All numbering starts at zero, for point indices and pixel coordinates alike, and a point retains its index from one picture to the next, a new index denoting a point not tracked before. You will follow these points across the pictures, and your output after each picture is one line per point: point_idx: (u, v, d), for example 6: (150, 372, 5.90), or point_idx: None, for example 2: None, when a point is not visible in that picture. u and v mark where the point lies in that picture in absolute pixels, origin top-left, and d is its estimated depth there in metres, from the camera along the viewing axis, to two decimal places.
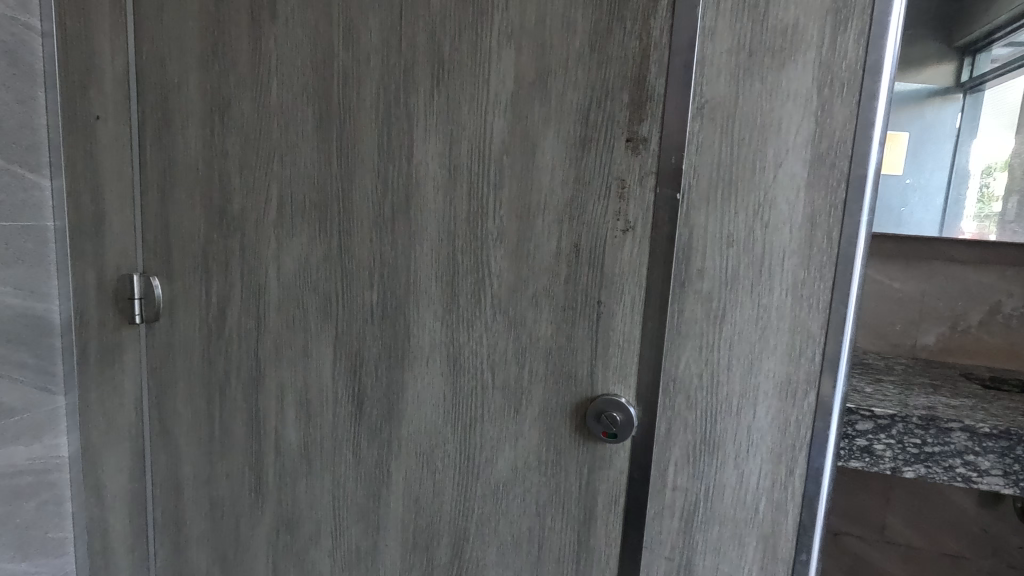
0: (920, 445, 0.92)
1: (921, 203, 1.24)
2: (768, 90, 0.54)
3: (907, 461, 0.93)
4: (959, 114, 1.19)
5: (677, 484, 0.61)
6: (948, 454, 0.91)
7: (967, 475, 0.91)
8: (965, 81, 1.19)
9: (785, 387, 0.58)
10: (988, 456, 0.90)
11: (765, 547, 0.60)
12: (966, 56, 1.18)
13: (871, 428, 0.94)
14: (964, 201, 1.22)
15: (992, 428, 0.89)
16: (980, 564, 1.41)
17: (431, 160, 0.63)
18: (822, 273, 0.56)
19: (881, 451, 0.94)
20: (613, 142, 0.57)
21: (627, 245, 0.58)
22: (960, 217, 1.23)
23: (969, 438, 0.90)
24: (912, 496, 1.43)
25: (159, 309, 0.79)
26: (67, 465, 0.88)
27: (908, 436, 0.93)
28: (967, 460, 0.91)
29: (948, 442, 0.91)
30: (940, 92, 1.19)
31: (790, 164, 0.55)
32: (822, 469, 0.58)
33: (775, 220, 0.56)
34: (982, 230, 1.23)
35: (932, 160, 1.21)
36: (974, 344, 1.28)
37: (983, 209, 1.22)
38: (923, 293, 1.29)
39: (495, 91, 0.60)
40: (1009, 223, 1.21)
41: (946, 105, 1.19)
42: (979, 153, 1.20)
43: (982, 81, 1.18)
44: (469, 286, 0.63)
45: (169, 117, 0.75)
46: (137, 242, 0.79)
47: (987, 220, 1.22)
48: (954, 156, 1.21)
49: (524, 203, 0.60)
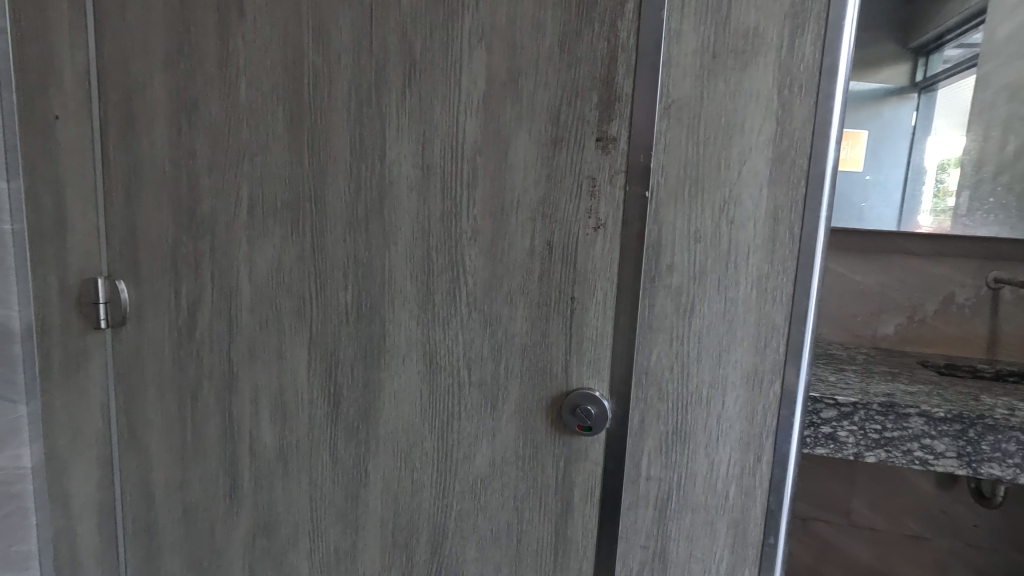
0: (880, 430, 0.97)
1: (882, 198, 1.29)
2: (732, 91, 0.56)
3: (869, 446, 0.97)
4: (915, 113, 1.24)
5: (651, 474, 0.64)
6: (906, 439, 0.96)
7: (924, 458, 0.95)
8: (920, 81, 1.24)
9: (752, 377, 0.60)
10: (943, 439, 0.94)
11: (735, 532, 0.63)
12: (920, 57, 1.23)
13: (835, 415, 0.98)
14: (921, 196, 1.28)
15: (946, 413, 0.94)
16: (938, 543, 1.48)
17: (404, 159, 0.63)
18: (785, 266, 0.58)
19: (844, 438, 0.98)
20: (584, 141, 0.58)
21: (600, 243, 0.59)
22: (917, 212, 1.28)
23: (926, 422, 0.95)
24: (875, 481, 1.49)
25: (126, 313, 0.77)
26: (30, 475, 0.84)
27: (869, 422, 0.97)
28: (924, 443, 0.95)
29: (906, 427, 0.96)
30: (896, 91, 1.24)
31: (754, 162, 0.57)
32: (787, 455, 0.60)
33: (740, 216, 0.58)
34: (938, 224, 1.29)
35: (889, 157, 1.26)
36: (930, 333, 1.34)
37: (938, 204, 1.28)
38: (882, 285, 1.35)
39: (467, 91, 0.60)
40: (961, 216, 1.28)
41: (902, 104, 1.24)
42: (933, 151, 1.26)
43: (935, 80, 1.24)
44: (444, 284, 0.63)
45: (134, 116, 0.73)
46: (101, 245, 0.77)
47: (942, 214, 1.28)
48: (910, 153, 1.26)
49: (498, 202, 0.60)
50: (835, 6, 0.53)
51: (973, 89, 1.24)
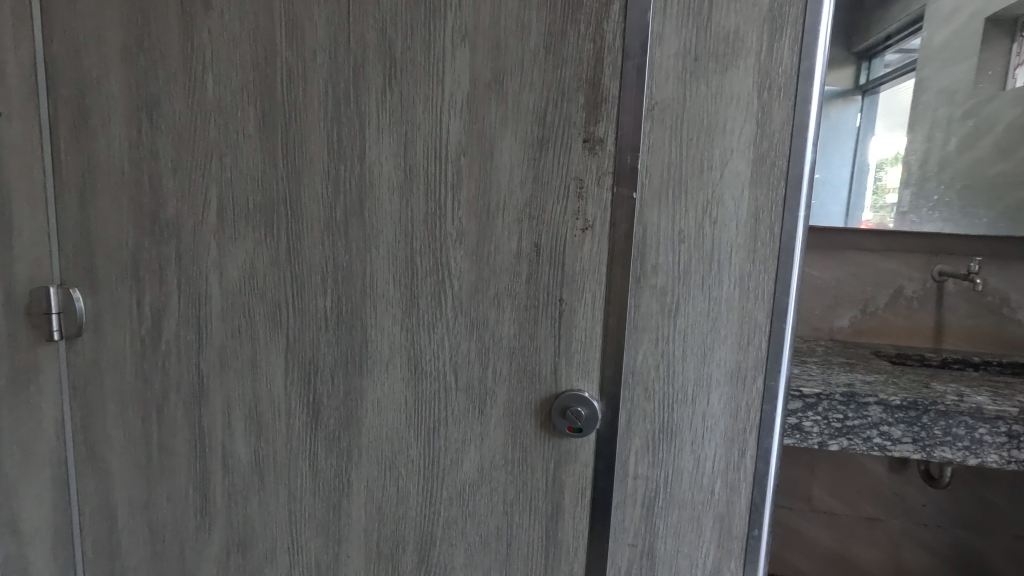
0: (842, 419, 1.01)
1: (830, 195, 1.35)
2: (714, 93, 0.57)
3: (832, 435, 1.01)
4: (859, 114, 1.29)
5: (638, 472, 0.64)
6: (866, 426, 1.00)
7: (883, 444, 1.00)
8: (863, 83, 1.29)
9: (735, 374, 0.61)
10: (900, 425, 0.99)
11: (721, 526, 0.64)
12: (863, 61, 1.28)
13: (800, 406, 1.02)
14: (864, 193, 1.34)
15: (902, 400, 0.99)
16: (893, 524, 1.56)
17: (385, 160, 0.61)
18: (766, 265, 0.60)
19: (809, 428, 1.02)
20: (570, 142, 0.58)
21: (587, 244, 0.59)
22: (861, 208, 1.35)
23: (883, 410, 0.99)
24: (834, 467, 1.56)
25: (81, 323, 0.73)
26: None
27: (832, 412, 1.01)
28: (882, 430, 1.00)
29: (866, 415, 1.00)
30: (841, 93, 1.29)
31: (735, 163, 0.59)
32: (770, 449, 0.62)
33: (722, 216, 0.59)
34: (878, 219, 1.35)
35: (837, 157, 1.32)
36: (882, 324, 1.41)
37: (879, 201, 1.34)
38: (838, 279, 1.41)
39: (450, 91, 0.59)
40: (907, 214, 1.34)
41: (847, 106, 1.29)
42: (876, 150, 1.32)
43: (877, 84, 1.29)
44: (428, 288, 0.62)
45: (86, 113, 0.69)
46: (52, 251, 0.72)
47: (882, 211, 1.35)
48: (856, 152, 1.31)
49: (484, 203, 0.59)
50: (810, 11, 0.55)
51: (911, 93, 1.31)
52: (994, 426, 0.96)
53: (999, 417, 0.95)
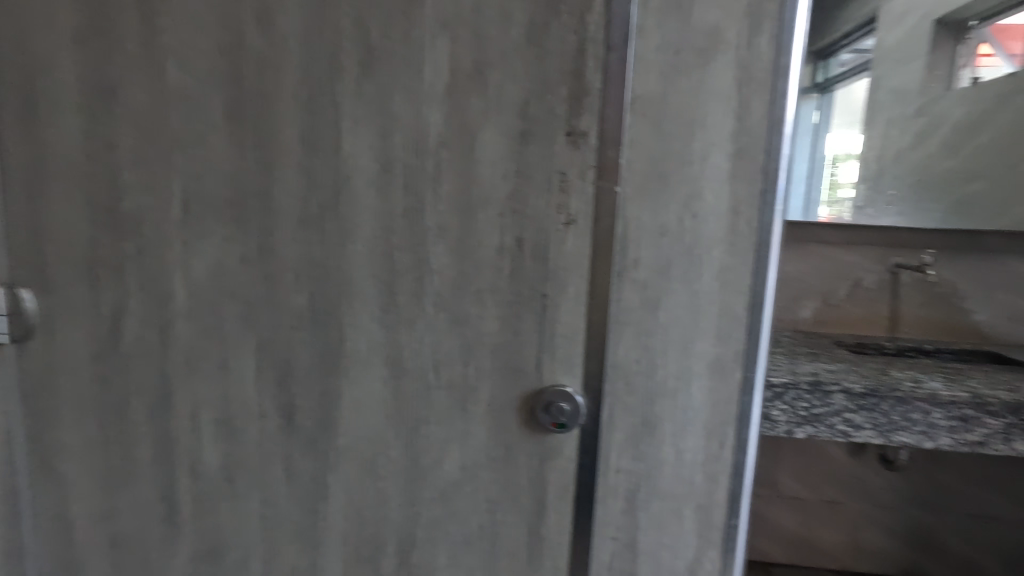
0: (808, 408, 1.04)
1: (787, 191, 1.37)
2: (694, 87, 0.57)
3: (798, 423, 1.04)
4: (816, 111, 1.32)
5: (621, 467, 0.64)
6: (830, 414, 1.03)
7: (845, 430, 1.03)
8: (819, 81, 1.32)
9: (716, 367, 0.62)
10: (862, 412, 1.03)
11: (701, 516, 0.65)
12: (820, 59, 1.31)
13: (769, 396, 1.04)
14: (819, 188, 1.37)
15: (864, 388, 1.02)
16: (852, 506, 1.62)
17: (361, 152, 0.59)
18: (745, 259, 0.60)
19: (777, 416, 1.04)
20: (553, 136, 0.57)
21: (571, 238, 0.59)
22: (816, 203, 1.39)
23: (847, 398, 1.03)
24: (798, 454, 1.61)
25: (33, 325, 0.68)
26: None
27: (798, 401, 1.04)
28: (846, 417, 1.03)
29: (830, 403, 1.03)
30: (800, 90, 1.31)
31: (715, 157, 0.59)
32: (748, 439, 0.63)
33: (702, 210, 0.60)
34: (831, 214, 1.40)
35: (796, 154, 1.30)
36: (842, 315, 1.46)
37: (832, 196, 1.38)
38: (801, 272, 1.45)
39: (430, 81, 0.57)
40: (862, 208, 1.40)
41: (805, 103, 1.31)
42: (830, 146, 1.34)
43: (831, 83, 1.33)
44: (407, 284, 0.60)
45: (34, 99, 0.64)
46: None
47: (835, 205, 1.39)
48: (812, 148, 1.32)
49: (466, 197, 0.58)
50: (787, 8, 0.56)
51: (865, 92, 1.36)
52: (948, 411, 1.00)
53: (952, 402, 1.00)
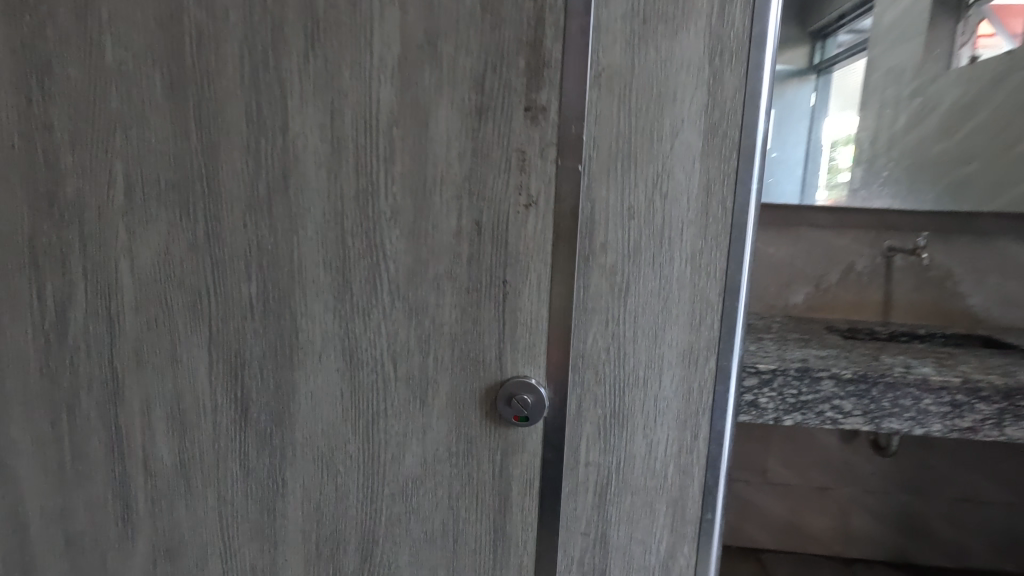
0: (797, 395, 1.01)
1: (785, 173, 1.35)
2: (663, 59, 0.54)
3: (787, 410, 1.02)
4: (813, 93, 1.30)
5: (590, 460, 0.62)
6: (819, 401, 1.01)
7: (835, 417, 1.01)
8: (817, 63, 1.29)
9: (688, 355, 0.59)
10: (851, 399, 1.00)
11: (674, 511, 0.62)
12: (818, 40, 1.28)
13: (757, 383, 1.01)
14: (818, 171, 1.34)
15: (854, 374, 1.00)
16: (843, 492, 1.61)
17: (309, 131, 0.56)
18: (718, 241, 0.57)
19: (765, 404, 1.02)
20: (511, 111, 0.53)
21: (531, 221, 0.55)
22: (815, 187, 1.35)
23: (836, 384, 1.00)
24: (788, 440, 1.59)
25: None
26: None
27: (787, 388, 1.01)
28: (834, 404, 1.00)
29: (819, 390, 1.00)
30: (796, 73, 1.30)
31: (686, 135, 0.56)
32: (722, 431, 0.60)
33: (673, 190, 0.57)
34: (832, 198, 1.36)
35: (792, 135, 1.32)
36: (834, 300, 1.43)
37: (832, 179, 1.35)
38: (793, 257, 1.42)
39: (380, 53, 0.54)
40: (858, 190, 1.36)
41: (802, 86, 1.30)
42: (829, 128, 1.32)
43: (831, 63, 1.29)
44: (362, 271, 0.57)
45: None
46: None
47: (835, 189, 1.35)
48: (809, 130, 1.32)
49: (420, 178, 0.55)
50: None
51: (861, 73, 1.31)
52: (939, 397, 0.98)
53: (943, 388, 0.98)
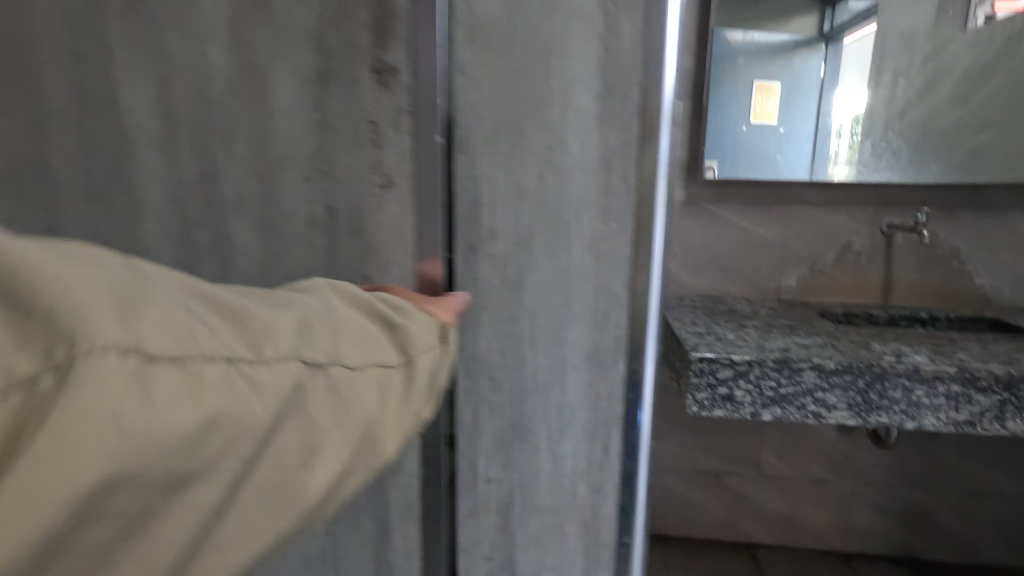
0: (775, 387, 0.84)
1: (795, 151, 1.19)
2: (547, 7, 0.46)
3: (765, 404, 0.85)
4: (823, 64, 1.15)
5: (490, 477, 0.55)
6: (800, 394, 0.84)
7: (818, 412, 0.84)
8: (827, 31, 1.14)
9: (593, 357, 0.51)
10: (836, 391, 0.83)
11: (586, 533, 0.55)
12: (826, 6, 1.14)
13: (730, 374, 0.85)
14: (835, 148, 1.19)
15: (839, 362, 0.82)
16: (843, 486, 1.43)
17: (142, 106, 0.48)
18: (621, 224, 0.49)
19: (741, 397, 0.85)
20: (356, 74, 0.46)
21: (390, 205, 0.48)
22: (832, 165, 1.20)
23: (819, 375, 0.83)
24: (784, 432, 1.41)
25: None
26: None
27: (764, 379, 0.84)
28: (817, 397, 0.83)
29: (800, 381, 0.84)
30: (803, 42, 1.15)
31: (580, 99, 0.47)
32: (637, 444, 0.52)
33: (566, 165, 0.48)
34: (854, 176, 1.20)
35: (800, 109, 1.17)
36: (828, 283, 1.26)
37: (854, 156, 1.19)
38: (784, 237, 1.25)
39: (206, 10, 0.46)
40: (874, 165, 1.19)
41: (811, 56, 1.15)
42: (846, 100, 1.17)
43: (843, 31, 1.15)
44: (211, 267, 0.50)
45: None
46: None
47: (857, 166, 1.19)
48: (821, 104, 1.17)
49: (263, 158, 0.47)
50: None
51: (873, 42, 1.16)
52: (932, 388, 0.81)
53: (936, 378, 0.81)
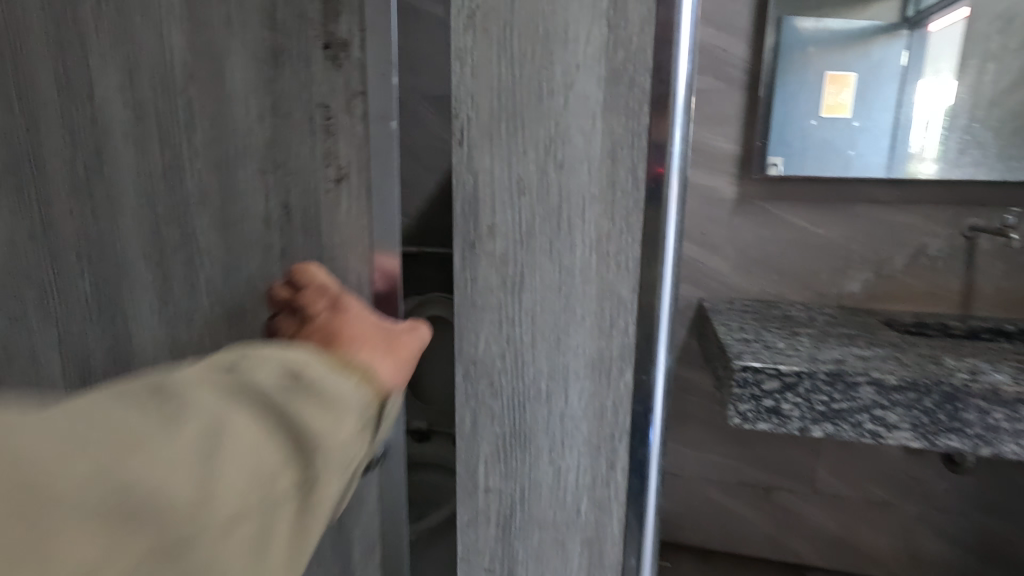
0: (828, 402, 0.74)
1: (873, 146, 1.07)
2: None
3: (815, 420, 0.75)
4: (906, 52, 1.03)
5: (489, 486, 0.52)
6: (855, 411, 0.73)
7: (876, 432, 0.73)
8: (911, 16, 1.02)
9: (597, 366, 0.47)
10: (897, 409, 0.72)
11: (590, 553, 0.51)
12: None
13: (776, 387, 0.75)
14: (920, 143, 1.06)
15: (902, 378, 0.72)
16: (907, 510, 1.30)
17: (113, 96, 0.48)
18: (629, 222, 0.44)
19: (788, 412, 0.75)
20: (307, 53, 0.44)
21: (345, 202, 0.47)
22: (918, 162, 1.06)
23: (879, 391, 0.72)
24: (842, 448, 1.29)
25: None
26: None
27: (815, 393, 0.74)
28: (876, 415, 0.73)
29: (856, 397, 0.73)
30: (884, 27, 1.03)
31: (584, 85, 0.43)
32: (646, 460, 0.47)
33: (569, 157, 0.45)
34: (945, 173, 1.06)
35: (879, 102, 1.06)
36: (898, 289, 1.12)
37: (944, 152, 1.05)
38: (848, 239, 1.11)
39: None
40: (966, 163, 1.05)
41: (892, 43, 1.03)
42: (932, 92, 1.04)
43: (929, 15, 1.02)
44: (179, 266, 0.50)
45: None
46: None
47: (948, 164, 1.05)
48: (901, 96, 1.05)
49: (220, 148, 0.47)
50: None
51: (962, 22, 1.01)
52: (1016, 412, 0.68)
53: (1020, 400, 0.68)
